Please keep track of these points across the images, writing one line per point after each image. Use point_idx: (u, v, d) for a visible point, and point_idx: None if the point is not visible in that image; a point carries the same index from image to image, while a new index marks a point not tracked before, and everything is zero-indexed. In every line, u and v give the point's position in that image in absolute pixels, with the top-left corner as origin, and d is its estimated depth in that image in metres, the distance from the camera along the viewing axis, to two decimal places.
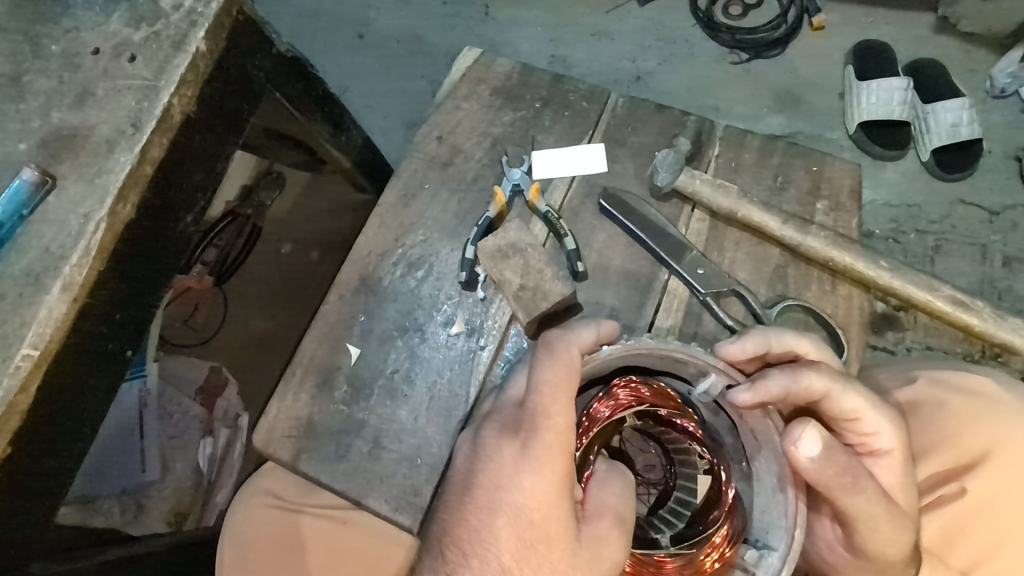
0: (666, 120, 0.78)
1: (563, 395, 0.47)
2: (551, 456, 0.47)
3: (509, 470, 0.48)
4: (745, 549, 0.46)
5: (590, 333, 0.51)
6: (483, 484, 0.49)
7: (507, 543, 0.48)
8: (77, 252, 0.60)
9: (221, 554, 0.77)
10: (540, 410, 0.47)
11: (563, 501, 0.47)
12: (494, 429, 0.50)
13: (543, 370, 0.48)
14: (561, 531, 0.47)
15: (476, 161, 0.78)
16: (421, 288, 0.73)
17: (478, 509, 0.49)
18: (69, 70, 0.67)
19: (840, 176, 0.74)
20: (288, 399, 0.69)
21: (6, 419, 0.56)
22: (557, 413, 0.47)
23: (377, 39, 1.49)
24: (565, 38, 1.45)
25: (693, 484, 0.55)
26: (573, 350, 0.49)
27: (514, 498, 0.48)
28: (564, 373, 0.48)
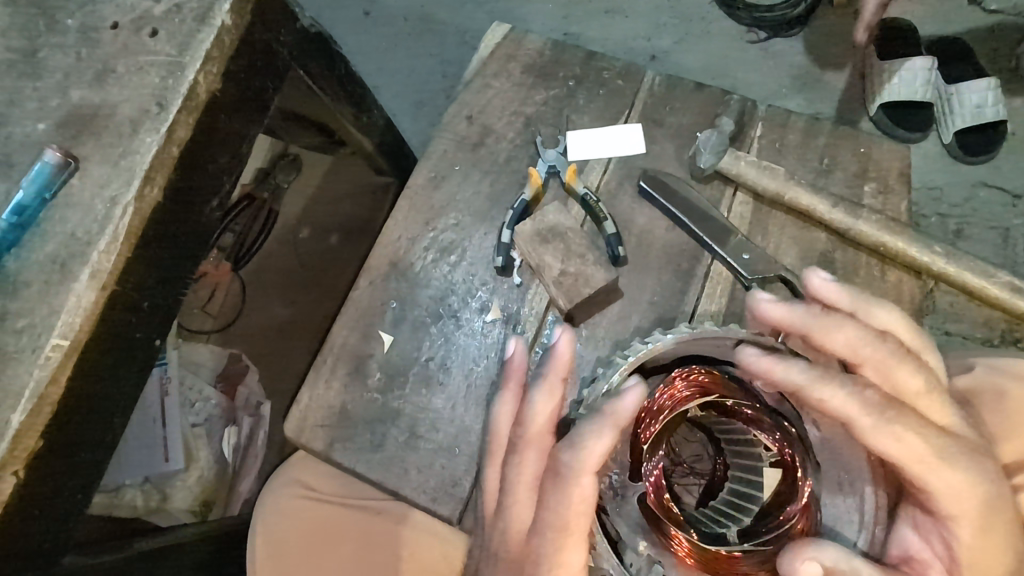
0: (706, 99, 0.75)
1: (573, 542, 0.45)
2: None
3: None
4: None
5: (600, 446, 0.43)
6: None
7: None
8: (105, 237, 0.58)
9: (252, 543, 0.76)
10: (545, 561, 0.46)
11: None
12: (505, 565, 0.51)
13: (553, 508, 0.45)
14: None
15: (508, 142, 0.75)
16: (454, 273, 0.70)
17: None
18: (87, 45, 0.64)
19: (888, 158, 0.72)
20: (320, 387, 0.68)
21: (38, 411, 0.54)
22: (562, 560, 0.45)
23: (385, 16, 1.45)
24: (577, 15, 1.41)
25: (758, 476, 0.54)
26: (584, 481, 0.43)
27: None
28: (573, 513, 0.44)
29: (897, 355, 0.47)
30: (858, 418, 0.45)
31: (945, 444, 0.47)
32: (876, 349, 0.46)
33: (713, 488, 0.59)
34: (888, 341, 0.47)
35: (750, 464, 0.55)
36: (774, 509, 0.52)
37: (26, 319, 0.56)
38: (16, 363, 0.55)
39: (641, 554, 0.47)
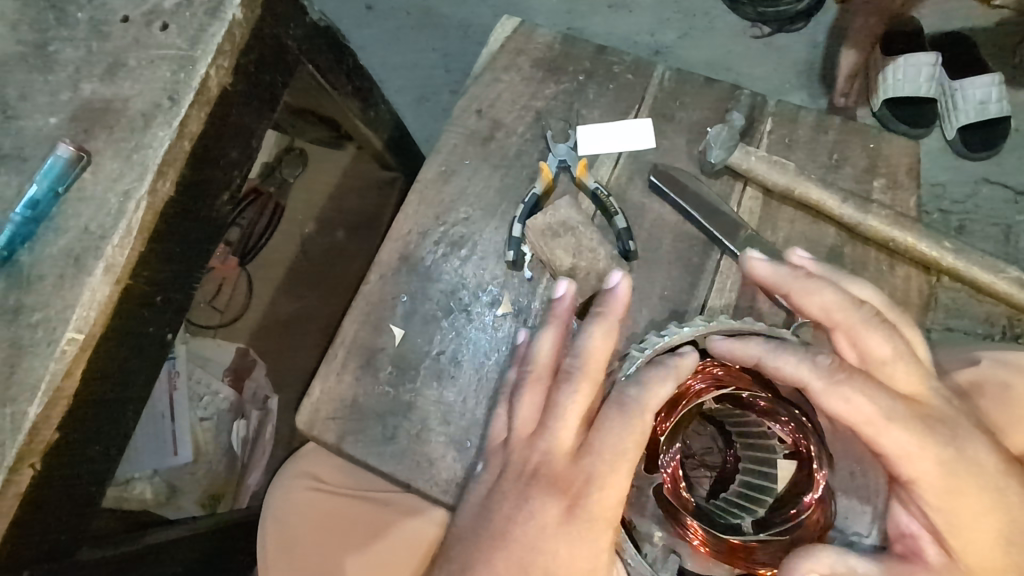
0: (716, 94, 0.75)
1: (625, 468, 0.50)
2: (596, 531, 0.51)
3: (552, 529, 0.52)
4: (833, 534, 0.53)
5: (666, 386, 0.50)
6: (520, 536, 0.53)
7: None
8: (118, 231, 0.58)
9: (263, 536, 0.77)
10: (595, 480, 0.51)
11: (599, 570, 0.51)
12: (540, 485, 0.53)
13: (614, 434, 0.50)
14: None
15: (518, 136, 0.75)
16: (464, 268, 0.71)
17: (510, 559, 0.53)
18: (98, 39, 0.64)
19: (898, 153, 0.72)
20: (331, 380, 0.68)
21: (53, 404, 0.54)
22: (612, 482, 0.50)
23: (388, 10, 1.44)
24: (581, 10, 1.40)
25: (772, 469, 0.56)
26: (647, 414, 0.50)
27: (551, 562, 0.52)
28: (632, 442, 0.50)
29: (870, 320, 0.52)
30: (812, 383, 0.50)
31: (906, 411, 0.49)
32: (848, 314, 0.53)
33: (725, 479, 0.60)
34: (862, 306, 0.53)
35: (762, 456, 0.58)
36: (789, 500, 0.54)
37: (40, 313, 0.56)
38: (32, 356, 0.55)
39: (657, 545, 0.53)
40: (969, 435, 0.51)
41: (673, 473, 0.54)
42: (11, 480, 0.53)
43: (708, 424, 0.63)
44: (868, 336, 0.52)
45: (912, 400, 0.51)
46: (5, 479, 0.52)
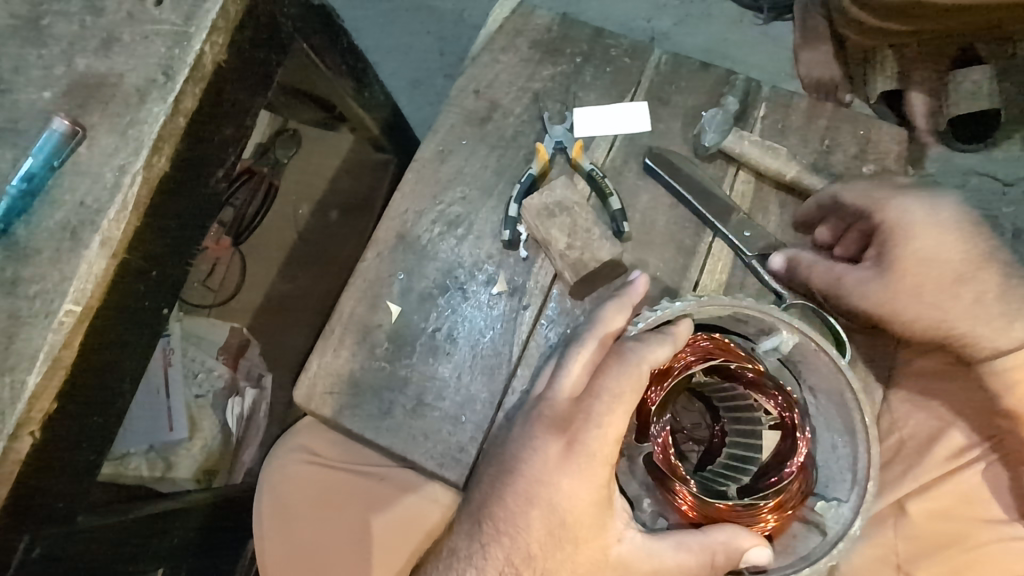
0: (711, 80, 0.76)
1: (622, 409, 0.53)
2: (593, 465, 0.53)
3: (553, 468, 0.54)
4: (815, 501, 0.54)
5: (663, 347, 0.53)
6: (527, 475, 0.55)
7: (537, 533, 0.55)
8: (113, 206, 0.58)
9: (258, 510, 0.78)
10: (595, 418, 0.53)
11: (596, 509, 0.54)
12: (542, 424, 0.55)
13: (612, 379, 0.53)
14: (589, 538, 0.54)
15: (515, 117, 0.75)
16: (460, 247, 0.71)
17: (516, 495, 0.55)
18: (92, 12, 0.63)
19: (888, 140, 0.73)
20: (328, 355, 0.70)
21: (52, 374, 0.55)
22: (610, 421, 0.53)
23: None
24: None
25: (757, 440, 0.59)
26: (643, 365, 0.52)
27: (554, 497, 0.54)
28: (629, 388, 0.52)
29: (906, 196, 0.64)
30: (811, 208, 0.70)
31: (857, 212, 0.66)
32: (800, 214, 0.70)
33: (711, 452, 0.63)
34: (870, 183, 0.66)
35: (749, 428, 0.60)
36: (773, 468, 0.56)
37: (37, 285, 0.56)
38: (30, 327, 0.56)
39: (646, 509, 0.59)
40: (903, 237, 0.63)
41: (665, 442, 0.56)
42: (12, 448, 0.53)
43: (695, 401, 0.65)
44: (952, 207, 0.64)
45: (922, 239, 0.62)
46: (6, 446, 0.53)
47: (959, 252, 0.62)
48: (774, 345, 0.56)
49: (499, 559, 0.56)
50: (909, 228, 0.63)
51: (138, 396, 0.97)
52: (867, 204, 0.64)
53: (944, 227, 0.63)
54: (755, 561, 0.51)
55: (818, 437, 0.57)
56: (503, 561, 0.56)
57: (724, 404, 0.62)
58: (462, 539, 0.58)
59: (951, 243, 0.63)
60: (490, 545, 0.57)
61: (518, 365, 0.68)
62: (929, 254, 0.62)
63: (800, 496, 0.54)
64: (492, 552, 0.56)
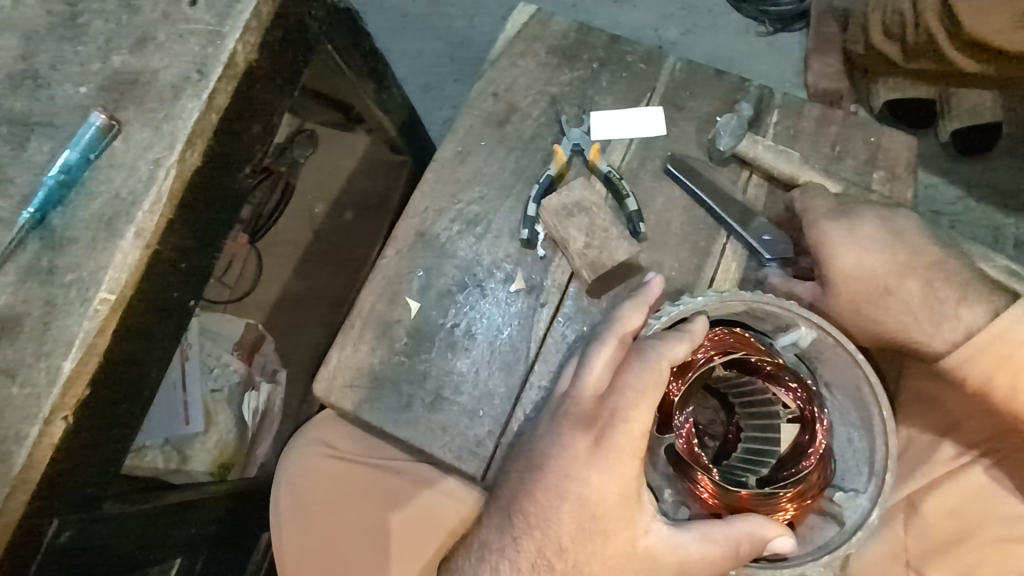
0: (724, 87, 0.78)
1: (646, 404, 0.54)
2: (621, 459, 0.54)
3: (582, 463, 0.55)
4: (833, 492, 0.56)
5: (682, 343, 0.55)
6: (557, 470, 0.56)
7: (567, 526, 0.56)
8: (148, 198, 0.59)
9: (277, 500, 0.79)
10: (621, 414, 0.55)
11: (625, 502, 0.55)
12: (569, 422, 0.57)
13: (635, 376, 0.55)
14: (618, 531, 0.55)
15: (533, 120, 0.77)
16: (479, 245, 0.73)
17: (547, 489, 0.57)
18: (129, 12, 0.65)
19: (897, 147, 0.75)
20: (348, 349, 0.71)
21: (86, 361, 0.56)
22: (635, 417, 0.54)
23: None
24: (585, 4, 1.43)
25: (774, 433, 0.60)
26: (664, 361, 0.54)
27: (583, 490, 0.55)
28: (651, 383, 0.54)
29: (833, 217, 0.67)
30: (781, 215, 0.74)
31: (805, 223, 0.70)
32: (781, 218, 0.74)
33: (727, 448, 0.64)
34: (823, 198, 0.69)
35: (765, 423, 0.61)
36: (791, 460, 0.57)
37: (73, 273, 0.58)
38: (65, 315, 0.57)
39: (668, 499, 0.61)
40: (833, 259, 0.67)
41: (688, 432, 0.58)
42: (45, 432, 0.55)
43: (710, 398, 0.67)
44: (879, 220, 0.67)
45: (844, 256, 0.66)
46: (41, 431, 0.55)
47: (884, 264, 0.66)
48: (792, 341, 0.58)
49: (531, 551, 0.57)
50: (836, 246, 0.66)
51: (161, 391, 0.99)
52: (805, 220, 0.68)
53: (868, 240, 0.66)
54: (779, 549, 0.53)
55: (834, 431, 0.59)
56: (534, 554, 0.57)
57: (740, 400, 0.64)
58: (492, 532, 0.59)
59: (875, 257, 0.66)
60: (520, 538, 0.57)
61: (536, 361, 0.70)
62: (855, 269, 0.66)
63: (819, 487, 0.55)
64: (523, 545, 0.57)
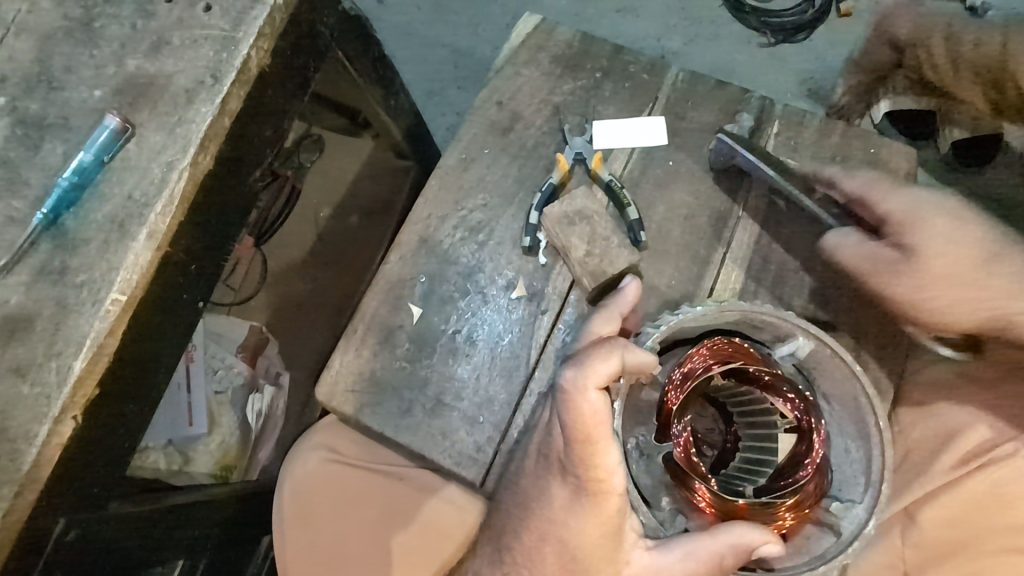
0: (727, 97, 0.79)
1: (596, 445, 0.53)
2: (592, 504, 0.57)
3: (561, 509, 0.60)
4: (829, 503, 0.56)
5: (605, 369, 0.52)
6: (539, 514, 0.61)
7: (553, 560, 0.61)
8: (160, 200, 0.60)
9: (280, 502, 0.80)
10: (577, 466, 0.55)
11: (604, 541, 0.58)
12: (546, 468, 0.60)
13: (565, 415, 0.53)
14: (602, 565, 0.59)
15: (537, 129, 0.79)
16: (481, 252, 0.74)
17: (531, 531, 0.62)
18: (144, 17, 0.66)
19: (897, 158, 0.76)
20: (351, 353, 0.72)
21: (97, 361, 0.57)
22: (588, 466, 0.54)
23: (398, 5, 1.47)
24: (588, 13, 1.44)
25: (772, 443, 0.61)
26: (591, 395, 0.52)
27: (563, 533, 0.60)
28: (586, 421, 0.52)
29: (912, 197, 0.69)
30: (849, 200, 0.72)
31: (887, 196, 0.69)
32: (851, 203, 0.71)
33: (725, 457, 0.65)
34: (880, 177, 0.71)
35: (763, 432, 0.63)
36: (788, 469, 0.58)
37: (85, 274, 0.59)
38: (77, 315, 0.58)
39: (665, 508, 0.61)
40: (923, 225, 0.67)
41: (686, 442, 0.59)
42: (54, 431, 0.55)
43: (709, 406, 0.67)
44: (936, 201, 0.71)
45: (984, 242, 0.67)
46: (51, 430, 0.55)
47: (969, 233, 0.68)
48: (790, 351, 0.58)
49: None
50: (919, 215, 0.68)
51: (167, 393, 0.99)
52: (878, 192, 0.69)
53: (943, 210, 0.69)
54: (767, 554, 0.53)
55: (830, 441, 0.59)
56: None
57: (737, 409, 0.65)
58: (485, 563, 0.66)
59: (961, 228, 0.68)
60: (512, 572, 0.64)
61: (536, 368, 0.70)
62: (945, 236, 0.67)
63: (815, 497, 0.56)
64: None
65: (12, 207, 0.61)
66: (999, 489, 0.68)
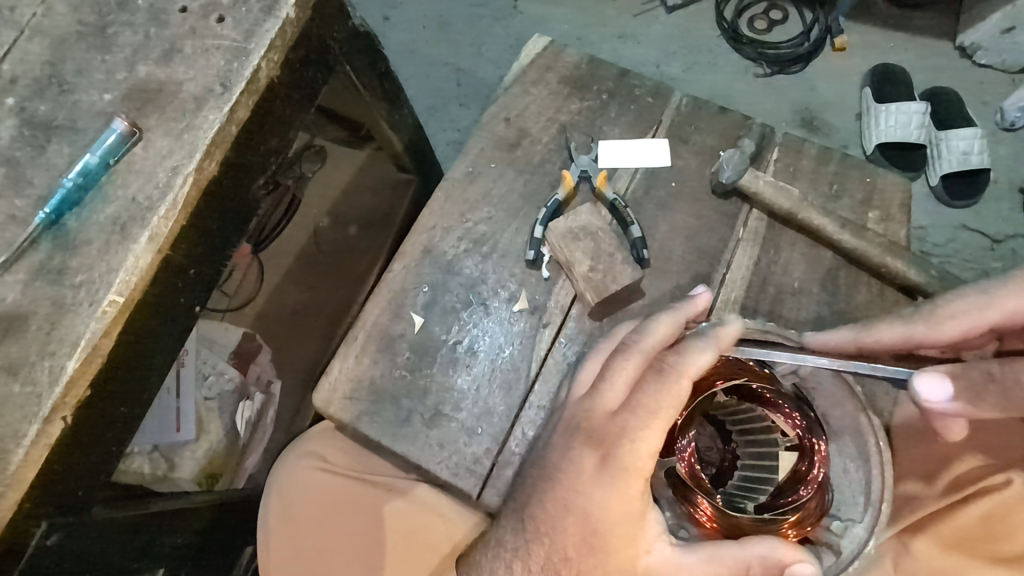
0: (728, 123, 0.81)
1: (660, 424, 0.53)
2: (626, 479, 0.54)
3: (588, 480, 0.56)
4: (830, 521, 0.56)
5: (705, 356, 0.53)
6: (565, 485, 0.56)
7: (571, 535, 0.57)
8: (164, 204, 0.60)
9: (266, 513, 0.79)
10: (630, 434, 0.54)
11: (629, 519, 0.55)
12: (579, 435, 0.57)
13: (649, 394, 0.54)
14: (619, 544, 0.55)
15: (543, 146, 0.80)
16: (483, 266, 0.74)
17: (554, 501, 0.57)
18: (157, 25, 0.67)
19: (891, 189, 0.78)
20: (350, 361, 0.71)
21: (89, 361, 0.56)
22: (646, 439, 0.53)
23: (404, 22, 1.50)
24: (590, 38, 1.48)
25: (771, 461, 0.60)
26: (685, 380, 0.53)
27: (587, 505, 0.56)
28: (666, 405, 0.53)
29: (939, 318, 0.61)
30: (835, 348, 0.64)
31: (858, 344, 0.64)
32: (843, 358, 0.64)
33: (722, 476, 0.64)
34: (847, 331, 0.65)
35: (762, 450, 0.61)
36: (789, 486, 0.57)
37: (84, 274, 0.59)
38: (72, 315, 0.57)
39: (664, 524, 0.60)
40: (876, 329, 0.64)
41: (689, 457, 0.59)
42: (43, 431, 0.54)
43: (707, 425, 0.66)
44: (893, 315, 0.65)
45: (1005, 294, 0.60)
46: (39, 430, 0.54)
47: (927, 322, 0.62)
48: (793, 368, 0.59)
49: (540, 556, 0.58)
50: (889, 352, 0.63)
51: (159, 397, 0.98)
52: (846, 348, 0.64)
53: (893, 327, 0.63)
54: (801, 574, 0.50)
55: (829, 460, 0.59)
56: (537, 563, 0.58)
57: (736, 426, 0.64)
58: (508, 532, 0.60)
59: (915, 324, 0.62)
60: (532, 543, 0.58)
61: (536, 381, 0.70)
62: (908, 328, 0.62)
63: (817, 515, 0.55)
64: (534, 550, 0.58)
65: (14, 206, 0.61)
66: (995, 519, 0.63)
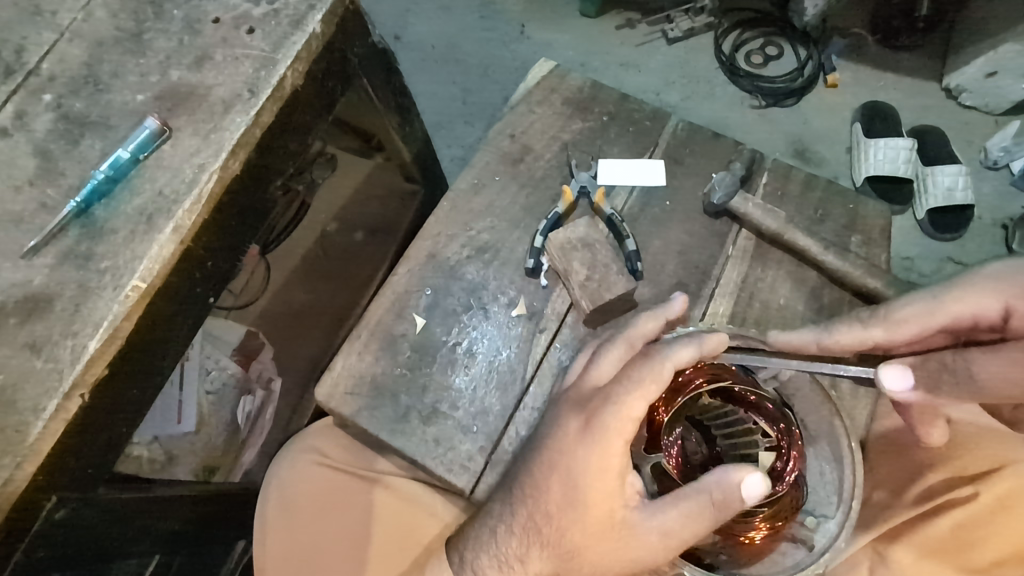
0: (720, 148, 0.86)
1: (642, 395, 0.56)
2: (606, 439, 0.57)
3: (571, 440, 0.59)
4: (805, 516, 0.60)
5: (688, 351, 0.56)
6: (550, 445, 0.60)
7: (554, 492, 0.60)
8: (189, 198, 0.64)
9: (266, 501, 0.82)
10: (614, 398, 0.57)
11: (608, 478, 0.58)
12: (566, 405, 0.62)
13: (636, 368, 0.57)
14: (596, 500, 0.58)
15: (545, 162, 0.84)
16: (486, 271, 0.78)
17: (541, 464, 0.61)
18: (190, 34, 0.72)
19: (873, 216, 0.83)
20: (352, 358, 0.74)
21: (109, 342, 0.59)
22: (628, 404, 0.56)
23: (414, 42, 1.57)
24: (593, 64, 1.55)
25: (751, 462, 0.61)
26: (669, 364, 0.55)
27: (569, 463, 0.59)
28: (649, 377, 0.55)
29: (894, 320, 0.66)
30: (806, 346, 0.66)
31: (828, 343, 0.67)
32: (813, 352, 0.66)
33: None
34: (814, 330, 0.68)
35: (743, 453, 0.63)
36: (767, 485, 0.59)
37: (109, 260, 0.62)
38: (96, 297, 0.61)
39: None
40: (839, 328, 0.68)
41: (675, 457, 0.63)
42: (61, 407, 0.57)
43: (692, 429, 0.67)
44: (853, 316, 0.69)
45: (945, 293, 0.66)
46: (57, 406, 0.57)
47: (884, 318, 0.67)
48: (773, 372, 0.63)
49: (522, 515, 0.62)
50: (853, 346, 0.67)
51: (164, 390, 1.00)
52: (812, 344, 0.66)
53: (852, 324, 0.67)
54: (751, 482, 0.54)
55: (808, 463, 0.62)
56: (522, 518, 0.62)
57: (720, 430, 0.65)
58: (496, 502, 0.64)
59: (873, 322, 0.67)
60: (517, 503, 0.62)
61: (532, 382, 0.73)
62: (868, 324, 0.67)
63: (791, 509, 0.59)
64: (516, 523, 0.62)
65: (45, 194, 0.65)
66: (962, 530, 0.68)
